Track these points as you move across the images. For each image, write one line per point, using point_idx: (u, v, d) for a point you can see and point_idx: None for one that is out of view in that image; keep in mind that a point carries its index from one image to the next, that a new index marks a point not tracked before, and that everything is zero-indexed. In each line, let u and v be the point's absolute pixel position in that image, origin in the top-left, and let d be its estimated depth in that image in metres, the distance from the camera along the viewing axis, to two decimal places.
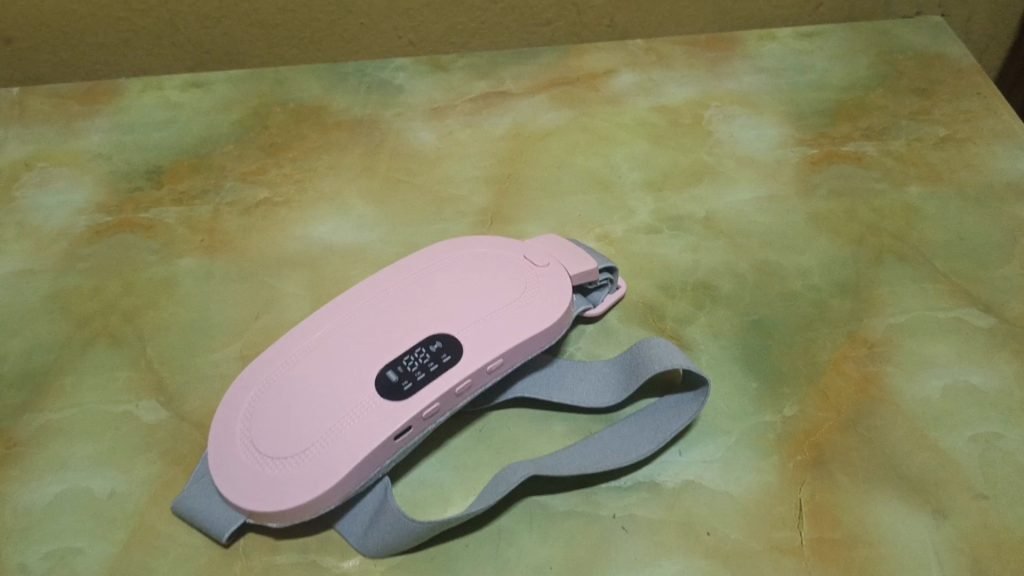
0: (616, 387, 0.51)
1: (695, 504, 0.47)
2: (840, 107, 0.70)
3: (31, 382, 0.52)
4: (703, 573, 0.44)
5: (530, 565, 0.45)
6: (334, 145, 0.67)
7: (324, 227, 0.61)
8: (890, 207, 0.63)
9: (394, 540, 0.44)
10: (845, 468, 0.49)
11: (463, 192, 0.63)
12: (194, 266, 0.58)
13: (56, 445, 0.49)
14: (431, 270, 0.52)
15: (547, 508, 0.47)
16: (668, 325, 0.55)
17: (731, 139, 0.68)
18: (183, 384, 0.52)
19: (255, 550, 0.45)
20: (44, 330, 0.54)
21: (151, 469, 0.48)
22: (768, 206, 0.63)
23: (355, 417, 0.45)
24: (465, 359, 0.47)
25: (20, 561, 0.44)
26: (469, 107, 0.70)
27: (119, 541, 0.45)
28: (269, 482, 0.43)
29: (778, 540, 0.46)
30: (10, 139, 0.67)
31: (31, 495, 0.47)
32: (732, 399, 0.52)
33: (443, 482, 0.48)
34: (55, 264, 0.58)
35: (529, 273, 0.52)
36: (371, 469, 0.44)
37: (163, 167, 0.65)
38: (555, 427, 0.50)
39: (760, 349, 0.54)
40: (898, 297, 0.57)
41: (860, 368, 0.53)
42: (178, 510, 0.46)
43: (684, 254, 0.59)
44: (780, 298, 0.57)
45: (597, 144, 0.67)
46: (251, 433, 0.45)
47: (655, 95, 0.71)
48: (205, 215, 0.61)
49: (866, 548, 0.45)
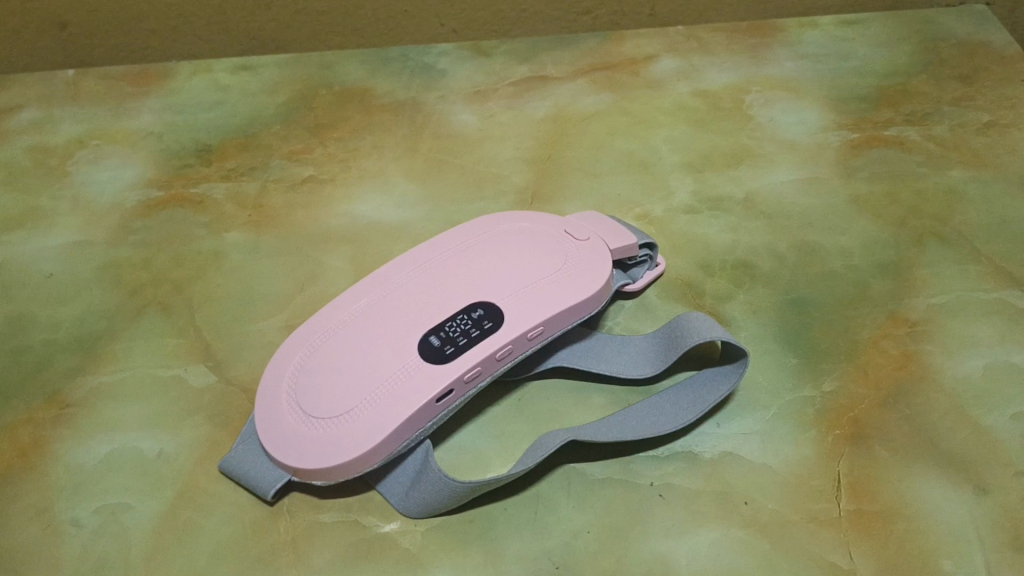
0: (654, 360, 0.51)
1: (732, 475, 0.47)
2: (882, 93, 0.70)
3: (84, 346, 0.53)
4: (740, 542, 0.45)
5: (568, 529, 0.45)
6: (377, 127, 0.68)
7: (367, 204, 0.62)
8: (931, 190, 0.62)
9: (434, 501, 0.45)
10: (885, 443, 0.48)
11: (504, 172, 0.64)
12: (241, 239, 0.60)
13: (108, 406, 0.50)
14: (474, 243, 0.53)
15: (585, 475, 0.48)
16: (706, 302, 0.56)
17: (772, 123, 0.68)
18: (231, 351, 0.53)
19: (299, 509, 0.46)
20: (96, 298, 0.56)
21: (198, 431, 0.49)
22: (809, 188, 0.63)
23: (398, 379, 0.45)
24: (506, 326, 0.48)
25: (71, 515, 0.46)
26: (511, 91, 0.71)
27: (167, 499, 0.46)
28: (315, 441, 0.44)
29: (816, 511, 0.46)
30: (65, 118, 0.69)
31: (83, 453, 0.48)
32: (771, 374, 0.52)
33: (483, 449, 0.48)
34: (108, 236, 0.60)
35: (570, 246, 0.53)
36: (414, 430, 0.45)
37: (211, 146, 0.66)
38: (594, 398, 0.51)
39: (800, 326, 0.54)
40: (939, 277, 0.57)
41: (899, 346, 0.53)
42: (225, 469, 0.47)
43: (724, 233, 0.60)
44: (820, 277, 0.57)
45: (638, 127, 0.68)
46: (297, 395, 0.46)
47: (696, 80, 0.72)
48: (253, 191, 0.63)
49: (905, 521, 0.45)
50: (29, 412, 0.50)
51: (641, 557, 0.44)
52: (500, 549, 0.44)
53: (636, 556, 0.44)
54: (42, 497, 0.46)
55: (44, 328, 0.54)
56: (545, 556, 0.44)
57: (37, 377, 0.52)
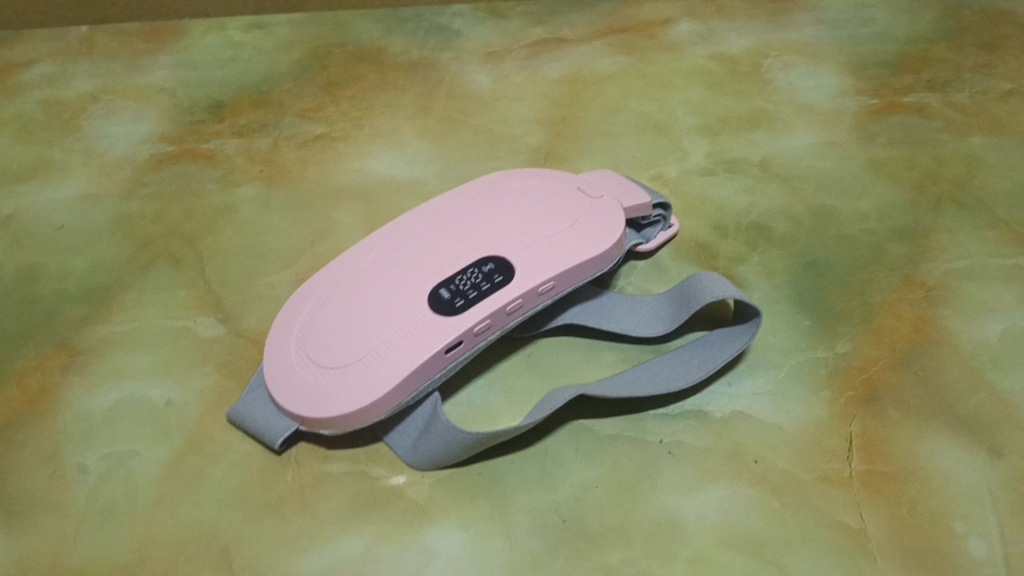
0: (666, 318, 0.51)
1: (743, 433, 0.47)
2: (903, 59, 0.69)
3: (94, 296, 0.53)
4: (750, 500, 0.44)
5: (576, 484, 0.45)
6: (391, 86, 0.68)
7: (379, 161, 0.62)
8: (951, 156, 0.61)
9: (442, 452, 0.44)
10: (898, 405, 0.48)
11: (517, 131, 0.63)
12: (252, 194, 0.59)
13: (118, 355, 0.50)
14: (486, 199, 0.53)
15: (594, 431, 0.47)
16: (720, 264, 0.55)
17: (790, 87, 0.67)
18: (240, 303, 0.53)
19: (307, 459, 0.46)
20: (107, 250, 0.56)
21: (207, 381, 0.49)
22: (826, 151, 0.62)
23: (407, 331, 0.45)
24: (517, 280, 0.47)
25: (79, 461, 0.46)
26: (525, 53, 0.70)
27: (175, 447, 0.46)
28: (324, 391, 0.44)
29: (828, 471, 0.45)
30: (78, 74, 0.69)
31: (92, 400, 0.48)
32: (784, 335, 0.51)
33: (492, 403, 0.48)
34: (120, 189, 0.60)
35: (583, 203, 0.52)
36: (423, 382, 0.45)
37: (224, 102, 0.66)
38: (604, 355, 0.51)
39: (814, 288, 0.54)
40: (957, 242, 0.56)
41: (915, 310, 0.52)
42: (233, 418, 0.47)
43: (739, 195, 0.59)
44: (836, 241, 0.56)
45: (653, 89, 0.67)
46: (307, 346, 0.46)
47: (713, 44, 0.71)
48: (265, 147, 0.63)
49: (917, 483, 0.45)
50: (39, 359, 0.50)
51: (649, 512, 0.44)
52: (507, 502, 0.44)
53: (644, 511, 0.44)
54: (51, 442, 0.46)
55: (54, 278, 0.54)
56: (552, 510, 0.44)
57: (48, 325, 0.52)
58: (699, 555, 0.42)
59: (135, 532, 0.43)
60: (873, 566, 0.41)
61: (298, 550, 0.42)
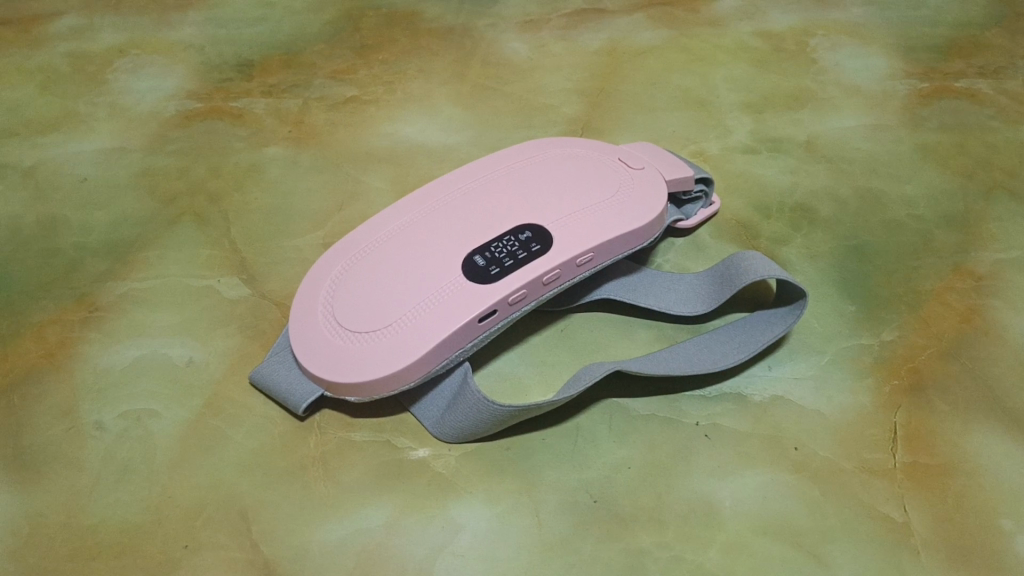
0: (705, 298, 0.49)
1: (783, 418, 0.45)
2: (953, 43, 0.67)
3: (116, 251, 0.52)
4: (788, 486, 0.42)
5: (608, 463, 0.43)
6: (425, 50, 0.67)
7: (411, 126, 0.60)
8: (1003, 144, 0.59)
9: (469, 425, 0.42)
10: (946, 396, 0.45)
11: (554, 102, 0.62)
12: (280, 154, 0.58)
13: (139, 312, 0.49)
14: (523, 167, 0.51)
15: (627, 410, 0.45)
16: (762, 244, 0.53)
17: (836, 66, 0.65)
18: (266, 265, 0.51)
19: (330, 426, 0.44)
20: (132, 205, 0.55)
21: (229, 342, 0.47)
22: (873, 134, 0.60)
23: (440, 297, 0.43)
24: (555, 250, 0.45)
25: (96, 418, 0.44)
26: (564, 22, 0.69)
27: (195, 408, 0.45)
28: (350, 355, 0.42)
29: (870, 461, 0.43)
30: (105, 27, 0.68)
31: (111, 356, 0.47)
32: (827, 320, 0.49)
33: (523, 377, 0.46)
34: (145, 144, 0.59)
35: (624, 175, 0.50)
36: (453, 351, 0.43)
37: (254, 61, 0.65)
38: (639, 333, 0.49)
39: (859, 272, 0.52)
40: (1008, 232, 0.54)
41: (964, 300, 0.50)
42: (255, 381, 0.45)
43: (783, 175, 0.57)
44: (882, 225, 0.54)
45: (694, 64, 0.66)
46: (334, 310, 0.44)
47: (758, 21, 0.70)
48: (294, 108, 0.61)
49: (963, 477, 0.42)
50: (58, 313, 0.49)
51: (683, 495, 0.42)
52: (535, 479, 0.42)
53: (678, 493, 0.42)
54: (66, 395, 0.45)
55: (76, 232, 0.53)
56: (581, 490, 0.42)
57: (67, 278, 0.50)
58: (735, 542, 0.40)
59: (151, 492, 0.41)
60: (916, 560, 0.39)
61: (318, 518, 0.41)
